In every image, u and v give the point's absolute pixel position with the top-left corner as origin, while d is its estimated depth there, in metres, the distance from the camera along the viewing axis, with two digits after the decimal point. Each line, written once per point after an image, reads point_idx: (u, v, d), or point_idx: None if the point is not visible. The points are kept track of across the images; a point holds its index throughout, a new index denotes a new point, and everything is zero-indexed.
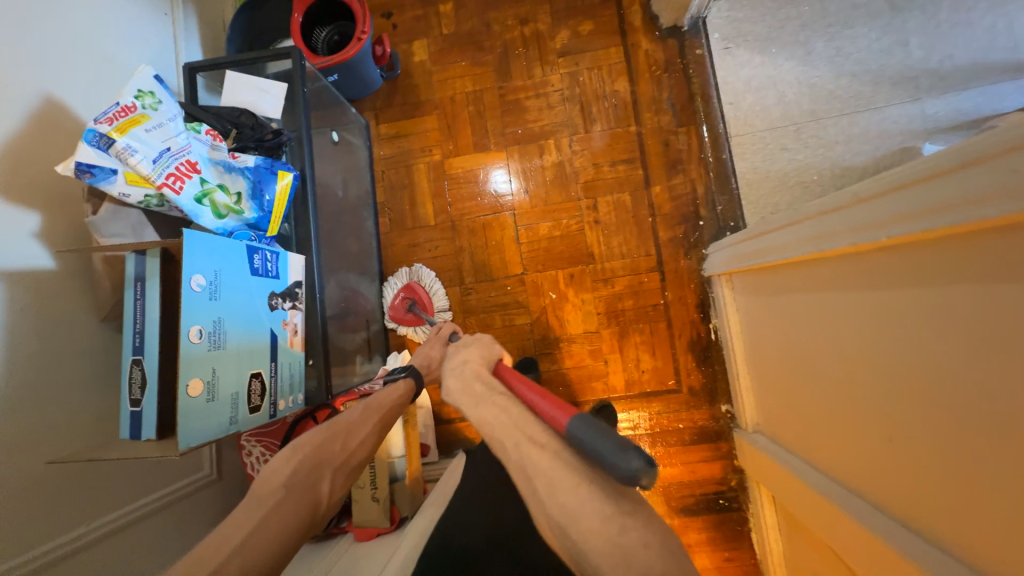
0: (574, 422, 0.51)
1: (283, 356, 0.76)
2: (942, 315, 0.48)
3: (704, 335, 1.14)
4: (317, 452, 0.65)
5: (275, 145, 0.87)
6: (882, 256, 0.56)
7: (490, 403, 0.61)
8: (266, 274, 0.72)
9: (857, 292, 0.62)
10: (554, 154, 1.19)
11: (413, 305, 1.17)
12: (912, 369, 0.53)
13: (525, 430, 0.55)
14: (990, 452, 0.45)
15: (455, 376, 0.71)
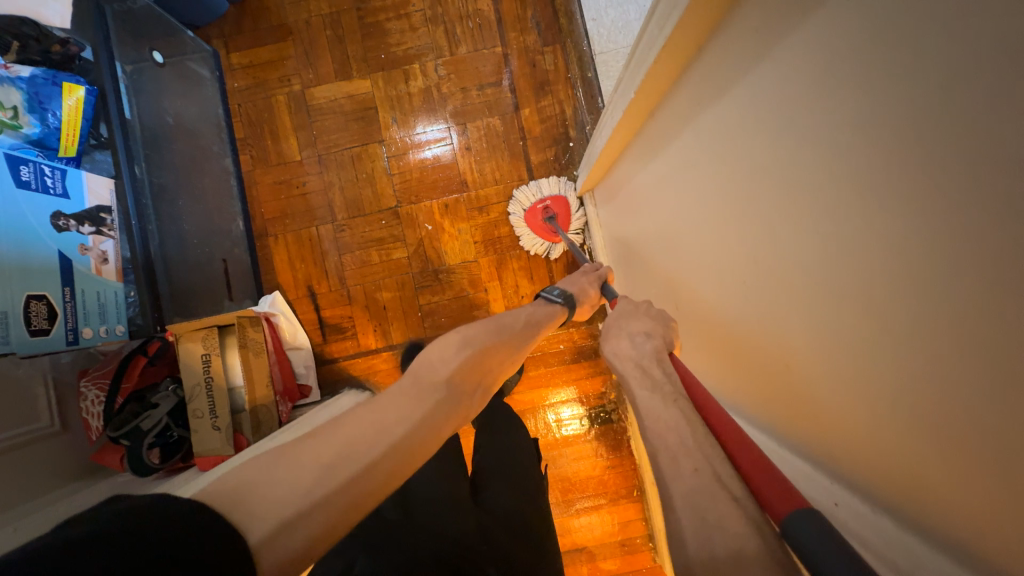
0: (800, 515, 0.35)
1: (85, 283, 0.71)
2: (723, 147, 0.48)
3: (580, 257, 1.16)
4: (477, 358, 0.64)
5: (66, 61, 0.79)
6: (683, 108, 0.57)
7: (671, 399, 0.48)
8: (44, 190, 0.67)
9: (671, 153, 0.62)
10: (420, 79, 1.15)
11: (553, 217, 1.11)
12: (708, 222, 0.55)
13: (713, 461, 0.40)
14: None
15: (626, 356, 0.59)
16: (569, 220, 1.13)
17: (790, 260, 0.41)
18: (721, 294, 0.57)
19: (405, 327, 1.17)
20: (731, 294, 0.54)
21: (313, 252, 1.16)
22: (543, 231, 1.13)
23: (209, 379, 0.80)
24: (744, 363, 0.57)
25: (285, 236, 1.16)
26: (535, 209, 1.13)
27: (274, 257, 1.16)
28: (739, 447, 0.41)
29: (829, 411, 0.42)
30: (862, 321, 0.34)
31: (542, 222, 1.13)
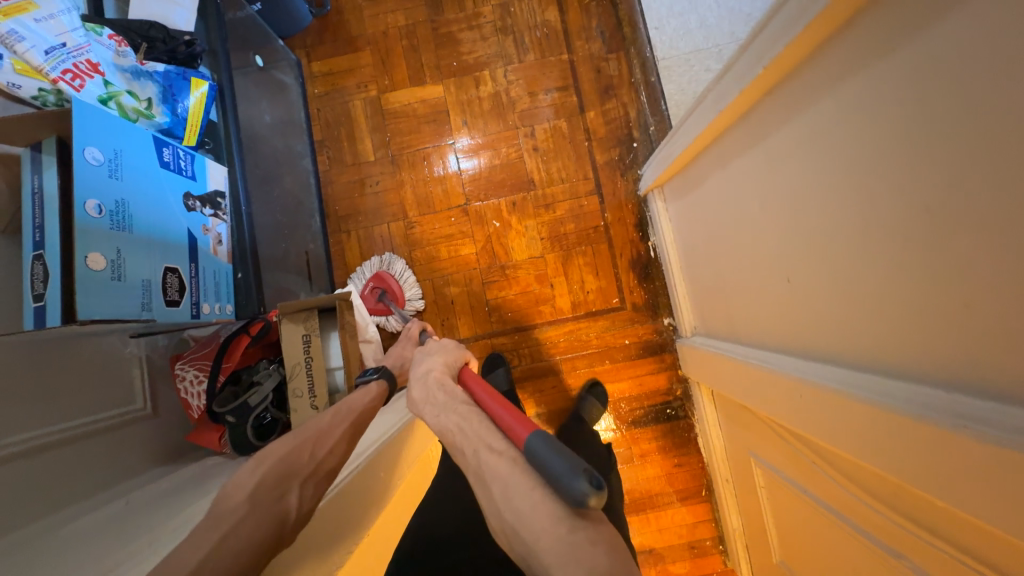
0: (538, 435, 0.50)
1: (205, 261, 0.74)
2: (828, 127, 0.51)
3: (644, 254, 1.18)
4: (287, 456, 0.62)
5: (189, 58, 0.85)
6: (771, 94, 0.60)
7: (450, 411, 0.60)
8: (179, 171, 0.71)
9: (758, 141, 0.66)
10: (489, 84, 1.21)
11: (384, 295, 1.15)
12: (800, 200, 0.58)
13: (483, 437, 0.54)
14: (885, 251, 0.46)
15: (420, 395, 0.68)
16: (401, 294, 1.15)
17: (904, 218, 0.43)
18: (809, 270, 0.60)
19: (472, 322, 1.19)
20: (824, 267, 0.56)
21: (383, 249, 1.20)
22: (383, 311, 1.16)
23: (309, 359, 0.81)
24: (839, 336, 0.58)
25: (356, 233, 1.20)
26: (366, 301, 1.16)
27: (347, 253, 1.20)
28: (500, 416, 0.57)
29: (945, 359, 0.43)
30: (1000, 267, 0.36)
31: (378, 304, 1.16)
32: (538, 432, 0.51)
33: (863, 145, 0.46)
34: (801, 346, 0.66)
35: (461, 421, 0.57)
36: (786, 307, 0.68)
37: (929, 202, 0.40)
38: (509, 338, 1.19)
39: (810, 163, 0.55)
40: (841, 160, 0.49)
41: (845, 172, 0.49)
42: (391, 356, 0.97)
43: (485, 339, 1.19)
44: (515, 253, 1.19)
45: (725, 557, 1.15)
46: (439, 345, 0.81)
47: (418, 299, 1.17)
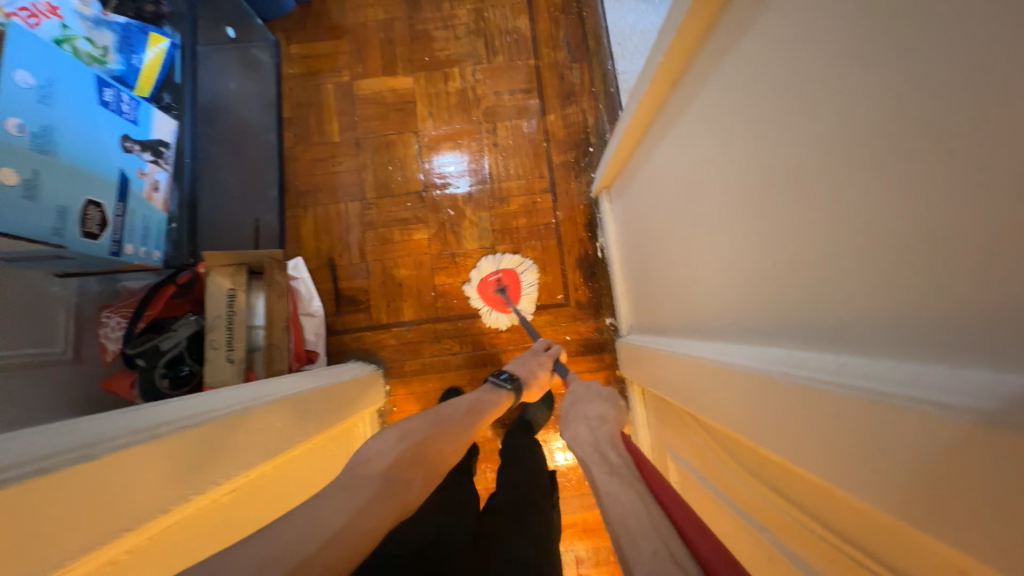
0: None
1: (136, 203, 0.75)
2: (721, 108, 0.54)
3: (592, 253, 1.21)
4: (419, 447, 0.58)
5: (155, 18, 0.90)
6: (687, 83, 0.64)
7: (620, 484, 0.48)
8: (120, 113, 0.74)
9: (672, 132, 0.70)
10: (458, 81, 1.26)
11: (504, 290, 1.18)
12: (699, 186, 0.63)
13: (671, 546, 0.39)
14: (757, 219, 0.49)
15: (583, 440, 0.62)
16: (520, 296, 1.19)
17: (766, 189, 0.46)
18: (707, 252, 0.63)
19: (417, 306, 1.20)
20: (719, 245, 0.59)
21: (339, 227, 1.22)
22: (493, 302, 1.19)
23: (231, 313, 0.82)
24: (726, 310, 0.60)
25: (314, 209, 1.22)
26: (484, 286, 1.19)
27: (301, 228, 1.21)
28: (674, 504, 0.43)
29: (791, 319, 0.46)
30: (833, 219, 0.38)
31: (495, 293, 1.19)
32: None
33: (740, 123, 0.50)
34: (706, 330, 0.68)
35: (640, 511, 0.43)
36: (695, 293, 0.70)
37: (779, 166, 0.43)
38: (454, 325, 1.19)
39: (707, 145, 0.58)
40: (726, 141, 0.53)
41: (727, 149, 0.53)
42: (525, 366, 0.93)
43: (429, 324, 1.19)
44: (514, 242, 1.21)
45: None
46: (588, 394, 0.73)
47: (530, 309, 1.19)
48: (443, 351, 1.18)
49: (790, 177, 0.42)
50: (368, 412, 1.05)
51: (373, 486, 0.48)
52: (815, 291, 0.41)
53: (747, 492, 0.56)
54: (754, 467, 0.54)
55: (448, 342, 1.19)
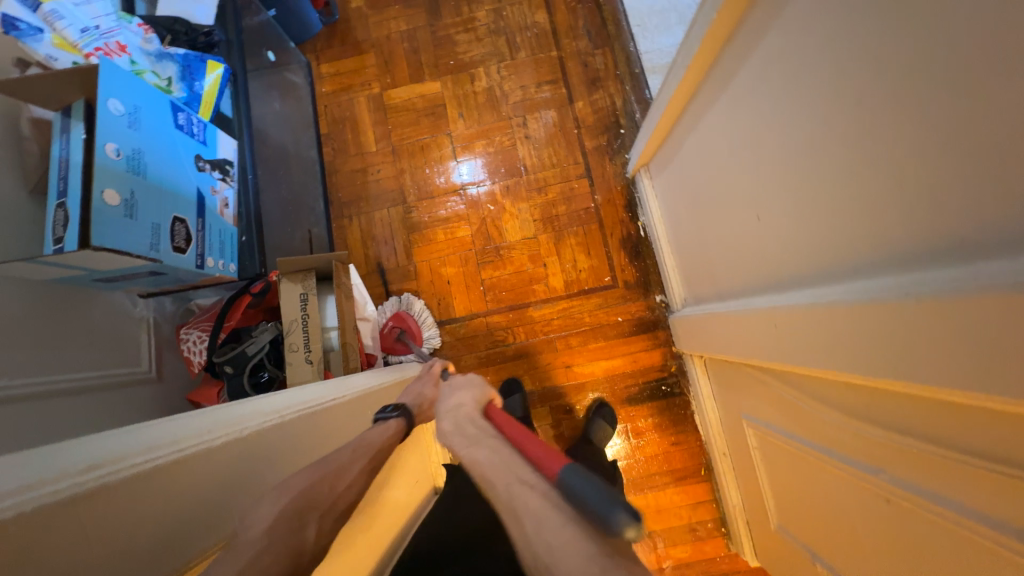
0: (568, 466, 0.44)
1: (212, 219, 0.79)
2: (785, 53, 0.55)
3: (634, 233, 1.21)
4: (310, 490, 0.47)
5: (207, 48, 0.95)
6: (737, 40, 0.65)
7: (478, 432, 0.55)
8: (191, 135, 0.78)
9: (724, 91, 0.71)
10: (484, 80, 1.29)
11: (403, 334, 1.18)
12: (765, 139, 0.63)
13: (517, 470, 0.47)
14: (842, 153, 0.49)
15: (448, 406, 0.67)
16: (419, 332, 1.18)
17: (856, 123, 0.46)
18: (779, 203, 0.63)
19: (467, 301, 1.22)
20: (794, 192, 0.59)
21: (383, 233, 1.25)
22: (402, 351, 1.19)
23: (304, 318, 0.85)
24: (808, 256, 0.60)
25: (358, 218, 1.26)
26: (384, 341, 1.19)
27: (348, 237, 1.25)
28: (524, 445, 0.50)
29: (894, 243, 0.46)
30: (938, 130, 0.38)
31: (396, 342, 1.19)
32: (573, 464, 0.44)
33: (814, 62, 0.50)
34: (782, 282, 0.67)
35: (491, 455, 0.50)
36: (764, 248, 0.70)
37: (868, 94, 0.44)
38: (504, 317, 1.21)
39: (771, 94, 0.59)
40: (801, 86, 0.53)
41: (799, 94, 0.54)
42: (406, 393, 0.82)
43: (479, 318, 1.21)
44: (556, 231, 1.23)
45: (728, 540, 1.11)
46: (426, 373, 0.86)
47: (434, 337, 1.18)
48: (497, 343, 1.20)
49: (888, 102, 0.42)
50: None
51: (274, 530, 0.42)
52: (922, 210, 0.41)
53: (863, 430, 0.56)
54: (874, 409, 0.54)
55: (500, 334, 1.20)
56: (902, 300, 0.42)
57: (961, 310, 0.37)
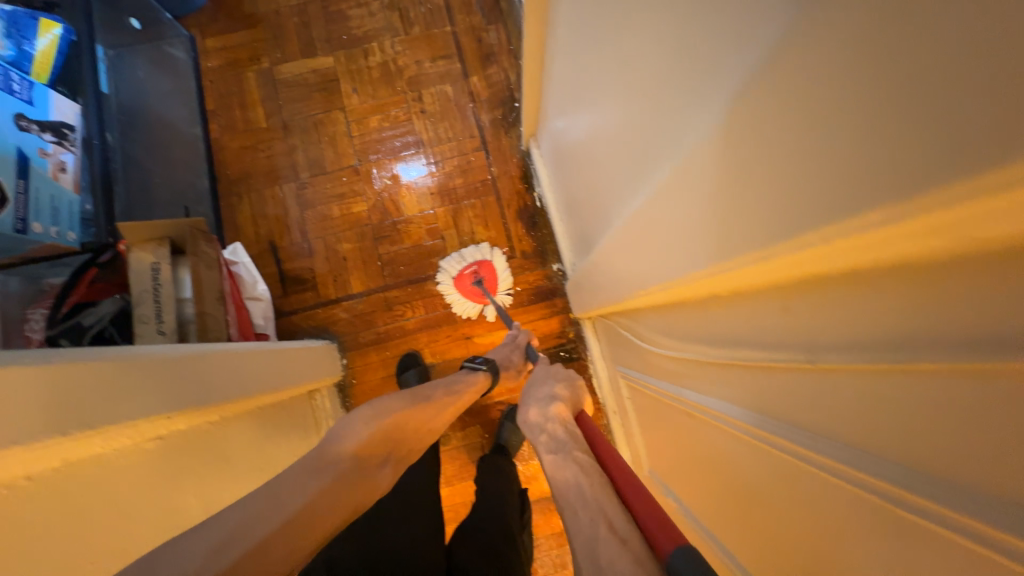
0: (682, 553, 0.38)
1: (39, 182, 0.74)
2: None
3: (530, 204, 1.23)
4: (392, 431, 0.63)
5: (47, 8, 0.89)
6: None
7: (570, 458, 0.56)
8: (9, 92, 0.73)
9: (563, 42, 0.73)
10: (378, 54, 1.28)
11: (481, 281, 1.17)
12: (588, 75, 0.64)
13: (608, 512, 0.45)
14: (622, 79, 0.51)
15: (533, 423, 0.70)
16: (497, 285, 1.18)
17: (624, 42, 0.48)
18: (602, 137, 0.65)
19: (365, 277, 1.20)
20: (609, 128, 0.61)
21: (275, 211, 1.21)
22: (472, 295, 1.17)
23: (156, 288, 0.81)
24: (620, 190, 0.63)
25: (249, 195, 1.22)
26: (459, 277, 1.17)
27: (238, 215, 1.21)
28: (623, 480, 0.51)
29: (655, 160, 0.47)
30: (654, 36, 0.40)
31: (472, 286, 1.17)
32: (689, 548, 0.38)
33: None
34: (614, 221, 0.69)
35: (584, 480, 0.51)
36: (605, 192, 0.72)
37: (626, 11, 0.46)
38: (403, 291, 1.19)
39: (586, 34, 0.61)
40: (598, 16, 0.55)
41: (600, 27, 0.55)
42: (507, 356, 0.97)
43: (378, 294, 1.19)
44: (454, 202, 1.23)
45: None
46: (554, 374, 0.83)
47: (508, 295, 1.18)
48: (396, 317, 1.18)
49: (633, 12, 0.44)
50: (321, 383, 1.04)
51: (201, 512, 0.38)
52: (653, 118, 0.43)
53: (675, 350, 0.59)
54: (678, 326, 0.57)
55: (399, 308, 1.19)
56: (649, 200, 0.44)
57: (671, 197, 0.39)
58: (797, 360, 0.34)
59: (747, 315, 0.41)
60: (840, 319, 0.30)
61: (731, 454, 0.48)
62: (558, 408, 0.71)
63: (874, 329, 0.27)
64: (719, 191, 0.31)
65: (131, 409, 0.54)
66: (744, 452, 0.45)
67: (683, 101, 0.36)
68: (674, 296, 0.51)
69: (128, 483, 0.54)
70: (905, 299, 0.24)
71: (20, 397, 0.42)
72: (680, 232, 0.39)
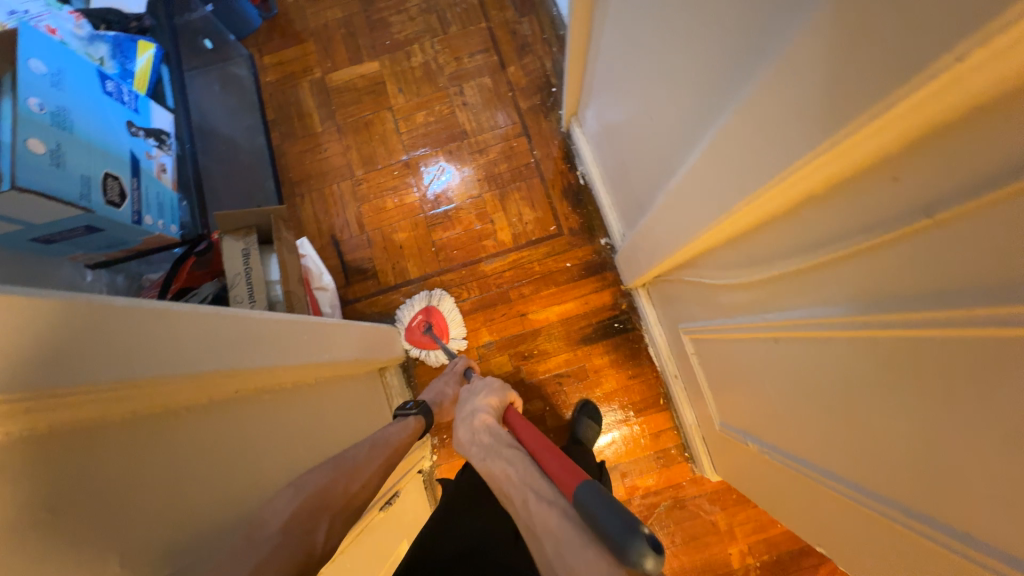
0: (583, 489, 0.46)
1: (147, 180, 0.84)
2: None
3: (574, 182, 1.27)
4: (321, 491, 0.54)
5: (140, 32, 1.01)
6: None
7: (499, 456, 0.61)
8: (121, 102, 0.83)
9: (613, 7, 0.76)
10: (419, 55, 1.35)
11: (431, 328, 1.19)
12: (643, 34, 0.67)
13: (532, 489, 0.52)
14: (679, 22, 0.54)
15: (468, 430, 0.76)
16: (448, 329, 1.20)
17: None
18: (659, 94, 0.68)
19: (421, 262, 1.25)
20: (664, 77, 0.64)
21: (334, 207, 1.29)
22: (426, 344, 1.20)
23: (248, 271, 0.88)
24: (676, 135, 0.65)
25: (309, 194, 1.30)
26: (410, 332, 1.20)
27: (301, 213, 1.29)
28: (542, 457, 0.58)
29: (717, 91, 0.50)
30: None
31: (422, 335, 1.20)
32: (589, 483, 0.47)
33: None
34: (670, 168, 0.71)
35: (508, 469, 0.57)
36: (657, 143, 0.75)
37: None
38: (458, 274, 1.24)
39: None
40: None
41: None
42: (432, 392, 0.99)
43: (433, 278, 1.25)
44: (499, 186, 1.28)
45: (691, 464, 1.13)
46: (489, 387, 0.89)
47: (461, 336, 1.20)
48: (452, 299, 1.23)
49: None
50: (387, 361, 1.10)
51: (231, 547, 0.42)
52: (723, 44, 0.46)
53: (743, 281, 0.60)
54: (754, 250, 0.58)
55: (455, 290, 1.24)
56: (724, 127, 0.47)
57: (750, 112, 0.41)
58: (872, 239, 0.36)
59: (820, 215, 0.42)
60: (918, 183, 0.31)
61: (820, 360, 0.49)
62: (483, 418, 0.75)
63: (951, 181, 0.29)
64: (799, 87, 0.34)
65: (252, 358, 0.58)
66: (836, 353, 0.46)
67: (765, 18, 0.38)
68: (747, 221, 0.53)
69: (260, 430, 0.58)
70: (976, 141, 0.26)
71: (183, 337, 0.47)
72: (758, 141, 0.41)
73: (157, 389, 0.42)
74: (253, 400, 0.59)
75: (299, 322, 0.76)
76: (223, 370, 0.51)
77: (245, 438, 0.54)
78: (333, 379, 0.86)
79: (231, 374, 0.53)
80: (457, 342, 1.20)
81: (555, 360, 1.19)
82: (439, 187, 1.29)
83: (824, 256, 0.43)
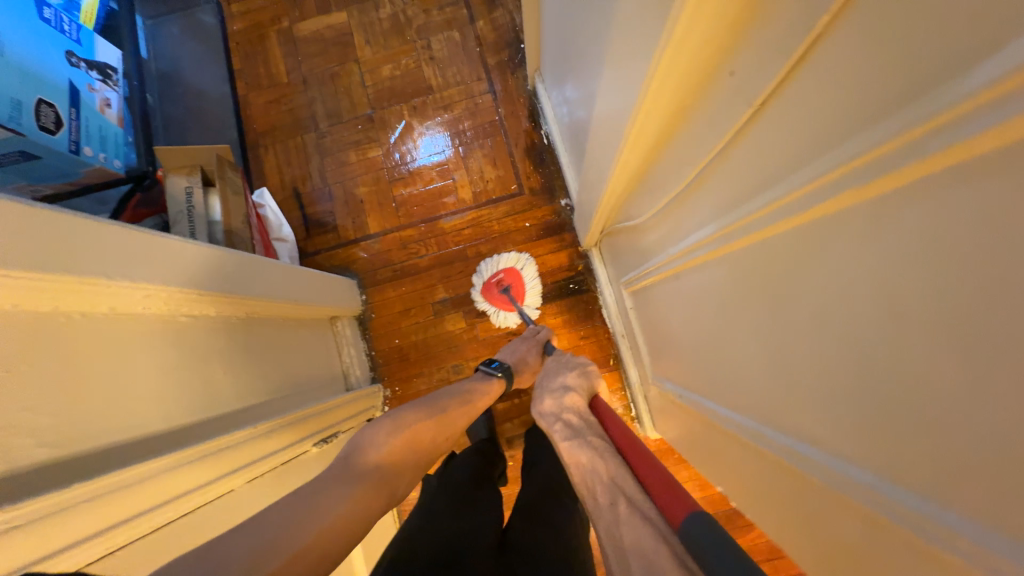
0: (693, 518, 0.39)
1: (88, 112, 0.84)
2: None
3: (537, 141, 1.25)
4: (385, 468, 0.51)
5: None
6: None
7: (585, 443, 0.57)
8: (61, 31, 0.82)
9: None
10: (388, 7, 1.33)
11: (508, 289, 1.17)
12: None
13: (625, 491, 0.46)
14: None
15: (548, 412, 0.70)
16: (525, 294, 1.18)
17: None
18: (578, 13, 0.64)
19: (381, 218, 1.25)
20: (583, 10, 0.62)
21: (299, 159, 1.29)
22: (498, 304, 1.18)
23: (190, 209, 0.89)
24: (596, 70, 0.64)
25: (273, 146, 1.30)
26: (489, 286, 1.18)
27: (264, 164, 1.29)
28: (639, 461, 0.51)
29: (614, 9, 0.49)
30: None
31: (501, 295, 1.18)
32: (699, 509, 0.40)
33: None
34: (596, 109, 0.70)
35: (597, 462, 0.53)
36: (586, 84, 0.73)
37: None
38: (417, 230, 1.24)
39: None
40: None
41: None
42: (512, 354, 0.94)
43: (392, 234, 1.25)
44: (463, 143, 1.26)
45: (637, 424, 1.16)
46: (574, 363, 0.84)
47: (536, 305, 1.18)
48: (411, 255, 1.23)
49: None
50: (342, 309, 1.12)
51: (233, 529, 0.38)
52: None
53: (665, 205, 0.59)
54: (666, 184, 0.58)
55: (414, 246, 1.24)
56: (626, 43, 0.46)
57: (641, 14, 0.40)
58: (759, 101, 0.35)
59: (716, 98, 0.41)
60: None
61: (729, 271, 0.50)
62: (572, 398, 0.71)
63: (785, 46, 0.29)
64: None
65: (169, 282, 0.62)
66: (740, 260, 0.46)
67: None
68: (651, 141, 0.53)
69: (170, 349, 0.62)
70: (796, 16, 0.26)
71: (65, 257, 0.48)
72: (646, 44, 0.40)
73: (32, 287, 0.45)
74: (162, 318, 0.63)
75: (236, 259, 0.78)
76: (119, 281, 0.54)
77: (150, 354, 0.59)
78: (272, 316, 0.88)
79: (132, 289, 0.56)
80: (530, 309, 1.18)
81: (509, 318, 1.20)
82: (405, 143, 1.28)
83: (727, 144, 0.42)
